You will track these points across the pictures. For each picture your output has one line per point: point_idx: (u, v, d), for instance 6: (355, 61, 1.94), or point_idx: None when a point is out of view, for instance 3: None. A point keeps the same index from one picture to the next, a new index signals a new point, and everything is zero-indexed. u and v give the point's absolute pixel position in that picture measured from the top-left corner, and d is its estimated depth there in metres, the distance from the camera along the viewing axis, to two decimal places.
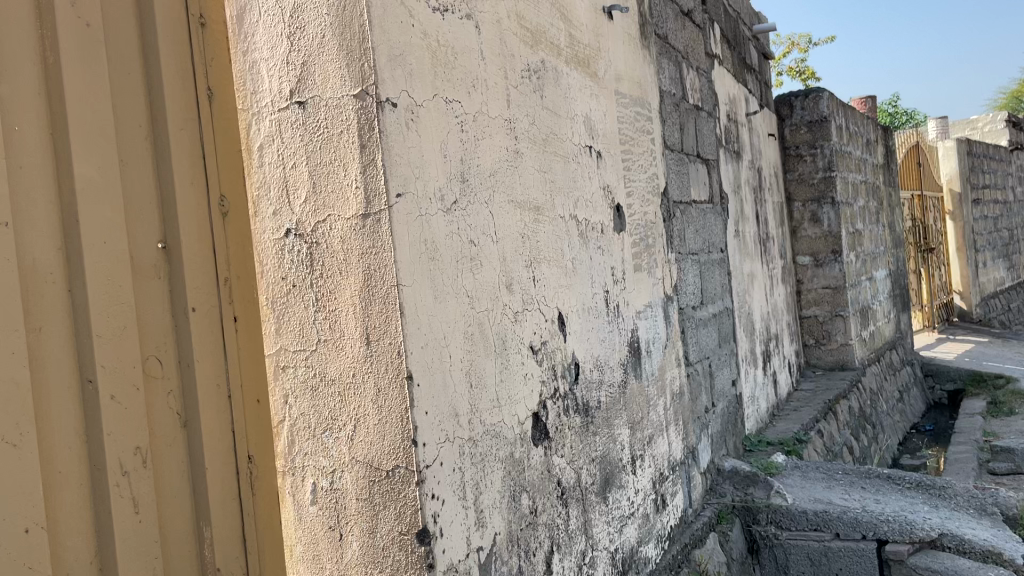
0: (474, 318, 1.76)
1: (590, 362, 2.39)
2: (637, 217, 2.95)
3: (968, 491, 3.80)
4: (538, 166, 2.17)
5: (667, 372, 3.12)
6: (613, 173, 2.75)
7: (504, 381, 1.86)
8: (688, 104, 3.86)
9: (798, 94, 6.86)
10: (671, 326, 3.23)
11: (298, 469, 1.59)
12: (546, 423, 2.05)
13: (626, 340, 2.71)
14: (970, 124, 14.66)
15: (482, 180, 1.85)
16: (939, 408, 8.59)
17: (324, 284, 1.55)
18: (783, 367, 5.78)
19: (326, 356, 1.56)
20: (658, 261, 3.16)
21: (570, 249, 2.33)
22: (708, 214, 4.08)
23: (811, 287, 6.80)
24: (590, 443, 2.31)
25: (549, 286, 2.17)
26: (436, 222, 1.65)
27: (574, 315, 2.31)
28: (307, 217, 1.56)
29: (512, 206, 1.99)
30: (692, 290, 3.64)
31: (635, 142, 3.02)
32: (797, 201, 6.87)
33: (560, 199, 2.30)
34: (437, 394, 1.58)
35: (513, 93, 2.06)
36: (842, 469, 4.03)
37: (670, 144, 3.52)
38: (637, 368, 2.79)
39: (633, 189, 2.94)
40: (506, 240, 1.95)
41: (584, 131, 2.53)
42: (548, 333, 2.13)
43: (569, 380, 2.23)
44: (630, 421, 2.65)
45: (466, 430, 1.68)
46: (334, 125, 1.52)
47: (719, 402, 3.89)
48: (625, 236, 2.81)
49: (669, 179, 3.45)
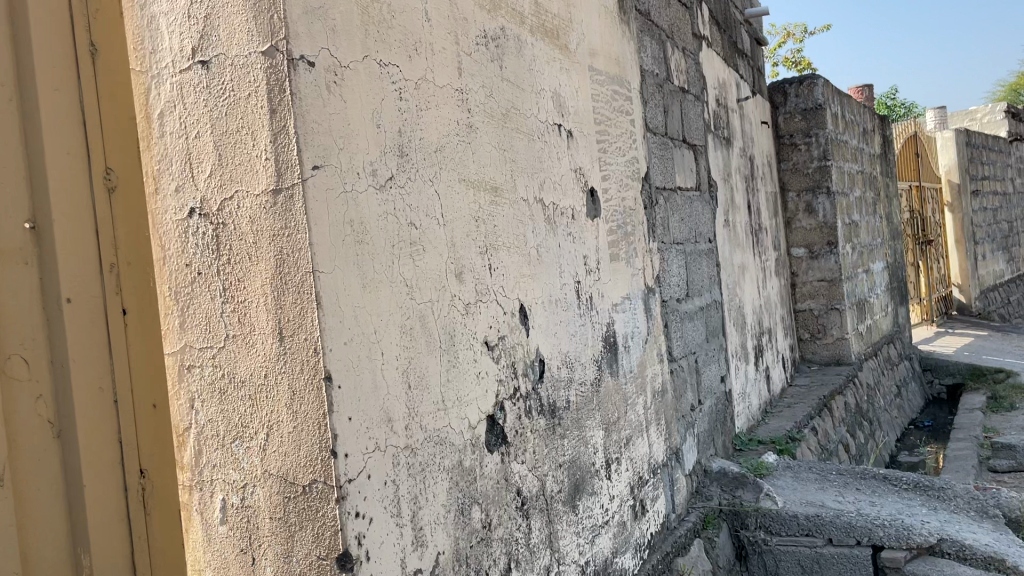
0: (415, 310, 1.56)
1: (558, 359, 2.19)
2: (613, 203, 2.76)
3: (969, 492, 3.60)
4: (497, 142, 1.96)
5: (647, 368, 2.93)
6: (587, 155, 2.55)
7: (452, 381, 1.66)
8: (673, 86, 3.66)
9: (792, 81, 6.66)
10: (653, 320, 3.03)
11: (206, 483, 1.40)
12: (504, 428, 1.85)
13: (601, 335, 2.52)
14: (969, 115, 14.46)
15: (425, 155, 1.64)
16: (938, 403, 8.41)
17: (231, 271, 1.35)
18: (776, 363, 5.59)
19: (236, 354, 1.36)
20: (638, 250, 2.96)
21: (535, 236, 2.13)
22: (695, 202, 3.88)
23: (806, 279, 6.60)
24: (557, 447, 2.12)
25: (509, 275, 1.96)
26: (367, 201, 1.45)
27: (539, 307, 2.11)
28: (213, 195, 1.36)
29: (464, 186, 1.79)
30: (677, 282, 3.44)
31: (612, 122, 2.82)
32: (792, 191, 6.67)
33: (524, 180, 2.09)
34: (364, 398, 1.38)
35: (466, 60, 1.85)
36: (837, 470, 3.83)
37: (652, 127, 3.32)
38: (613, 364, 2.59)
39: (610, 173, 2.74)
40: (456, 225, 1.75)
41: (553, 107, 2.33)
42: (508, 328, 1.93)
43: (533, 379, 2.03)
44: (604, 422, 2.46)
45: (403, 438, 1.48)
46: (241, 87, 1.32)
47: (706, 400, 3.70)
48: (600, 223, 2.61)
49: (652, 164, 3.26)
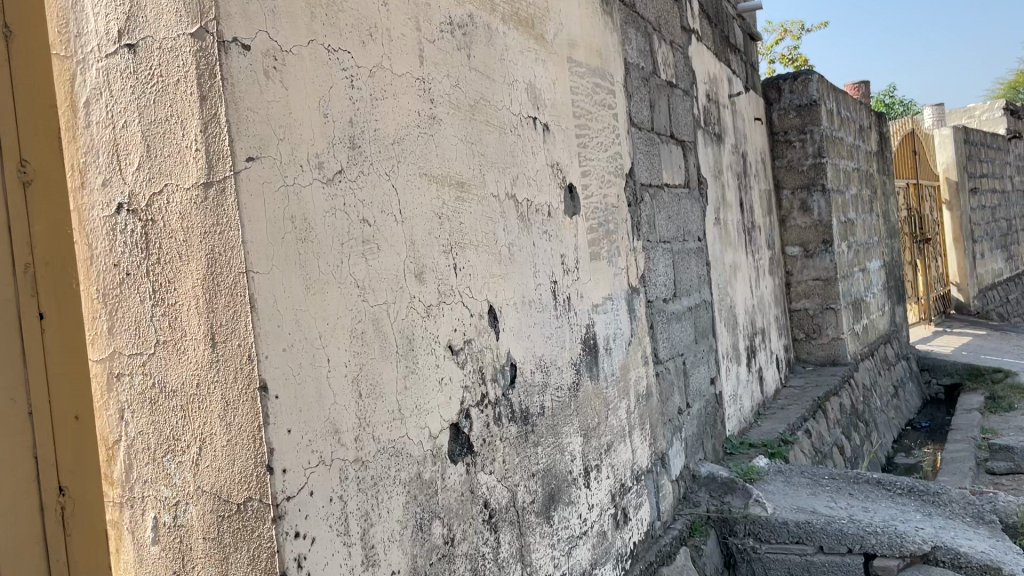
0: (368, 314, 1.46)
1: (531, 363, 2.09)
2: (594, 200, 2.66)
3: (965, 497, 3.50)
4: (463, 135, 1.87)
5: (630, 371, 2.83)
6: (565, 150, 2.46)
7: (411, 389, 1.56)
8: (660, 81, 3.57)
9: (786, 77, 6.57)
10: (637, 321, 2.94)
11: (136, 500, 1.30)
12: (470, 437, 1.75)
13: (580, 337, 2.42)
14: (967, 112, 14.36)
15: (381, 148, 1.54)
16: (935, 403, 8.31)
17: (161, 272, 1.25)
18: (769, 363, 5.49)
19: (166, 361, 1.26)
20: (621, 249, 2.86)
21: (506, 234, 2.03)
22: (684, 199, 3.79)
23: (800, 278, 6.51)
24: (530, 456, 2.02)
25: (476, 276, 1.86)
26: (313, 195, 1.35)
27: (511, 308, 2.01)
28: (141, 188, 1.26)
29: (425, 181, 1.69)
30: (664, 282, 3.34)
31: (593, 116, 2.72)
32: (786, 189, 6.57)
33: (494, 176, 2.00)
34: (307, 409, 1.28)
35: (429, 48, 1.75)
36: (829, 474, 3.74)
37: (637, 122, 3.22)
38: (593, 367, 2.50)
39: (590, 168, 2.64)
40: (416, 222, 1.64)
41: (527, 99, 2.23)
42: (475, 331, 1.83)
43: (503, 385, 1.92)
44: (582, 428, 2.36)
45: (353, 451, 1.38)
46: (169, 72, 1.22)
47: (694, 403, 3.60)
48: (579, 220, 2.51)
49: (636, 160, 3.16)
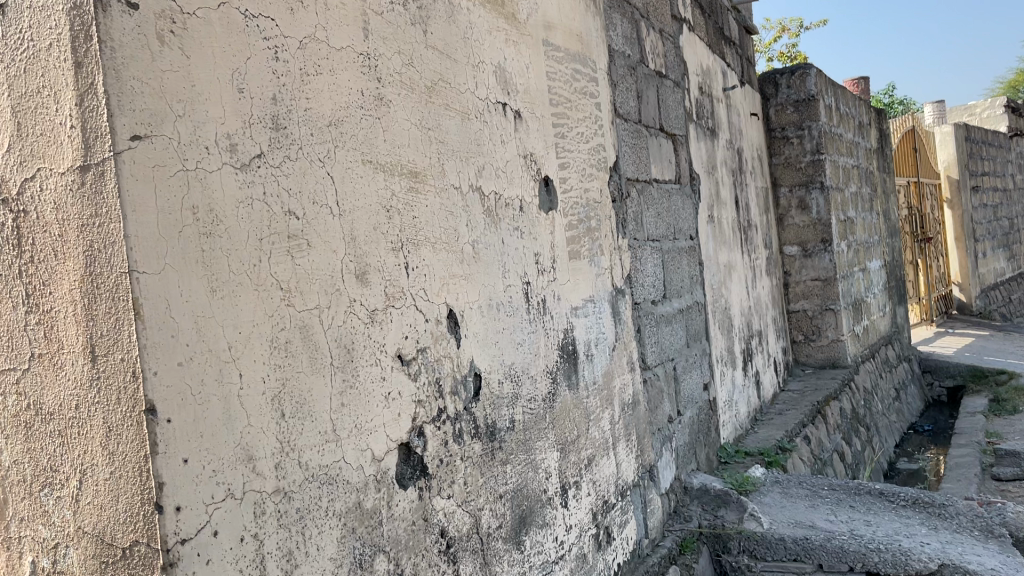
0: (294, 320, 1.26)
1: (499, 373, 1.90)
2: (574, 194, 2.47)
3: (973, 510, 3.29)
4: (417, 119, 1.67)
5: (615, 379, 2.63)
6: (541, 140, 2.26)
7: (349, 406, 1.36)
8: (648, 71, 3.38)
9: (784, 71, 6.38)
10: (622, 325, 2.75)
11: (15, 539, 1.13)
12: (424, 458, 1.56)
13: (556, 344, 2.23)
14: (967, 110, 14.18)
15: (313, 131, 1.35)
16: (938, 406, 8.11)
17: (36, 274, 1.08)
18: (767, 367, 5.30)
19: (42, 379, 1.08)
20: (604, 247, 2.67)
21: (470, 231, 1.84)
22: (674, 196, 3.60)
23: (799, 279, 6.32)
24: (497, 476, 1.82)
25: (432, 277, 1.67)
26: (221, 183, 1.15)
27: (474, 311, 1.81)
28: (12, 174, 1.10)
29: (369, 169, 1.49)
30: (652, 283, 3.15)
31: (573, 105, 2.52)
32: (784, 186, 6.38)
33: (455, 166, 1.80)
34: (210, 434, 1.08)
35: (376, 21, 1.56)
36: (828, 485, 3.56)
37: (623, 113, 3.03)
38: (572, 376, 2.30)
39: (569, 160, 2.45)
40: (358, 216, 1.45)
41: (496, 83, 2.03)
42: (431, 339, 1.63)
43: (464, 399, 1.72)
44: (559, 443, 2.16)
45: (272, 480, 1.18)
46: (41, 35, 1.05)
47: (686, 411, 3.41)
48: (557, 216, 2.32)
49: (622, 152, 2.97)
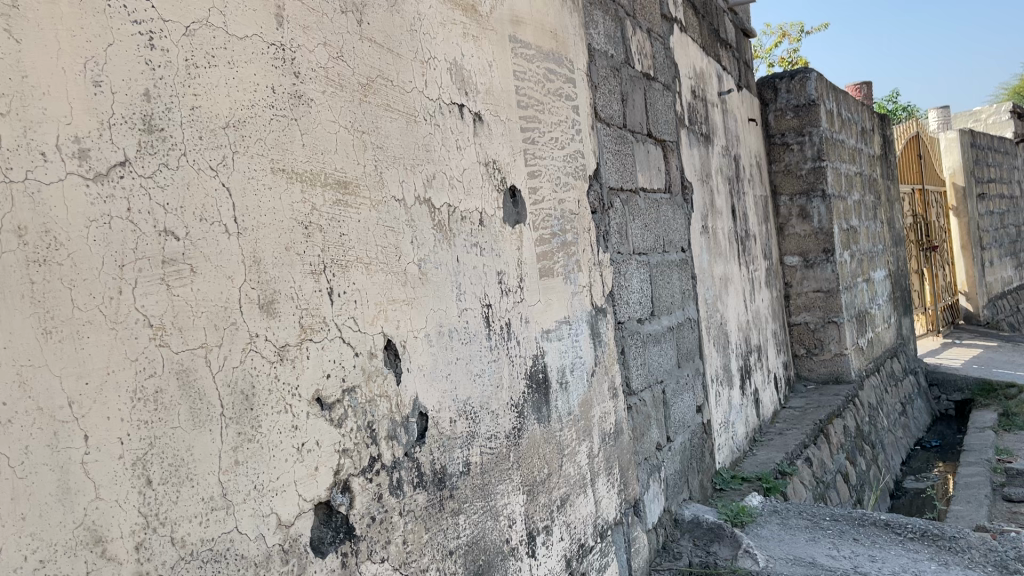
0: (168, 364, 1.04)
1: (452, 411, 1.66)
2: (546, 206, 2.24)
3: (985, 543, 3.03)
4: (348, 122, 1.44)
5: (593, 407, 2.40)
6: (505, 146, 2.03)
7: (247, 464, 1.14)
8: (634, 72, 3.15)
9: (783, 76, 6.16)
10: (602, 348, 2.52)
11: None
12: (349, 517, 1.33)
13: (524, 373, 2.00)
14: (972, 116, 13.99)
15: (201, 133, 1.13)
16: (945, 421, 7.86)
17: None
18: (766, 384, 5.06)
19: None
20: (582, 262, 2.44)
21: (416, 249, 1.60)
22: (664, 206, 3.38)
23: (800, 290, 6.09)
24: (447, 529, 1.59)
25: (366, 305, 1.43)
26: (63, 198, 0.94)
27: (420, 340, 1.58)
28: None
29: (282, 178, 1.27)
30: (638, 299, 2.93)
31: (545, 107, 2.30)
32: (784, 194, 6.15)
33: (398, 175, 1.57)
34: (36, 514, 0.87)
35: (292, 6, 1.33)
36: (831, 516, 3.32)
37: (605, 117, 2.81)
38: (542, 407, 2.07)
39: (540, 168, 2.22)
40: (264, 233, 1.22)
41: (451, 81, 1.81)
42: (363, 377, 1.40)
43: (404, 443, 1.49)
44: (526, 485, 1.93)
45: (129, 565, 0.97)
46: None
47: (677, 436, 3.18)
48: (525, 230, 2.09)
49: (603, 159, 2.74)
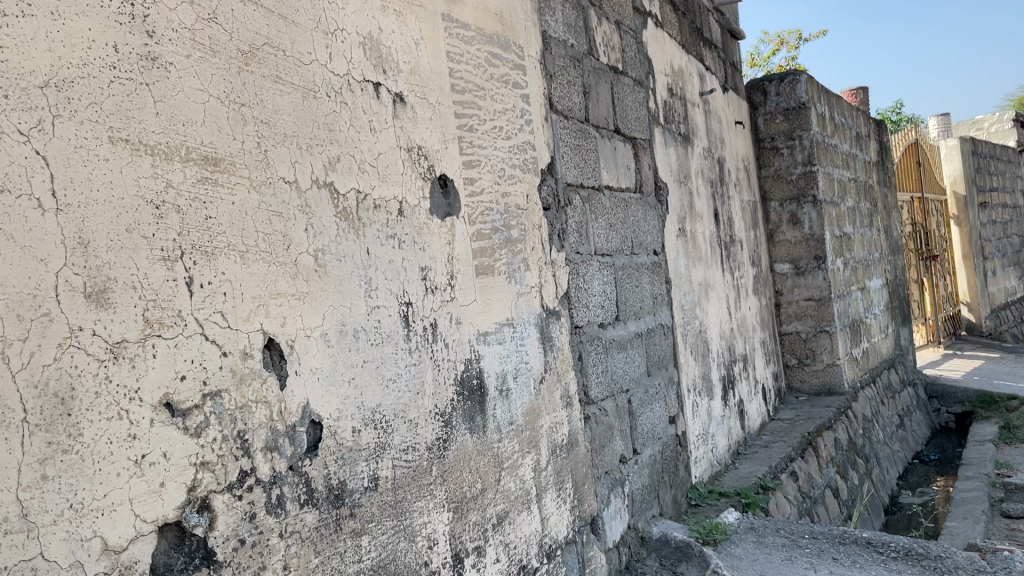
0: None
1: (356, 419, 1.49)
2: (485, 198, 2.07)
3: (973, 563, 2.83)
4: (221, 91, 1.28)
5: (541, 416, 2.23)
6: (435, 131, 1.87)
7: (61, 479, 0.98)
8: (599, 64, 3.00)
9: (772, 78, 6.01)
10: (554, 353, 2.35)
11: None
12: (208, 540, 1.16)
13: (454, 380, 1.83)
14: (974, 124, 13.84)
15: (7, 91, 0.97)
16: (945, 434, 7.65)
17: None
18: (752, 395, 4.88)
19: None
20: (530, 261, 2.28)
21: (312, 238, 1.43)
22: (632, 206, 3.22)
23: (791, 298, 5.90)
24: (345, 553, 1.42)
25: (240, 299, 1.26)
26: None
27: (315, 340, 1.41)
28: None
29: (125, 150, 1.10)
30: (599, 303, 2.76)
31: (486, 93, 2.14)
32: (774, 200, 5.98)
33: (289, 155, 1.40)
34: None
35: None
36: (810, 534, 3.13)
37: (563, 109, 2.65)
38: (476, 417, 1.90)
39: (479, 158, 2.06)
40: (96, 211, 1.05)
41: (365, 58, 1.65)
42: (232, 380, 1.23)
43: (288, 455, 1.32)
44: (452, 502, 1.76)
45: None
46: None
47: (645, 449, 3.00)
48: (459, 223, 1.93)
49: (560, 153, 2.58)
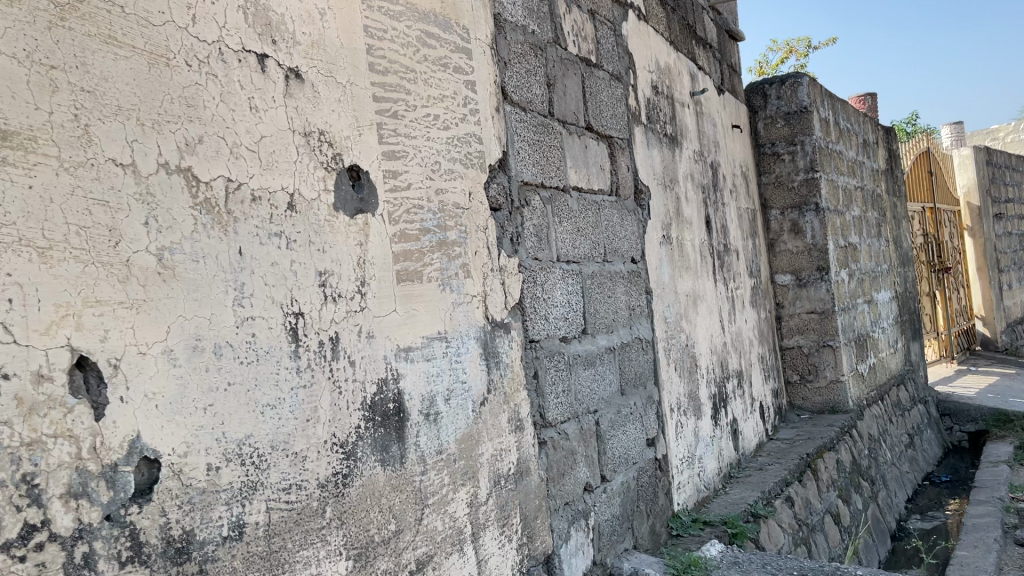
0: None
1: (213, 455, 1.23)
2: (414, 194, 1.81)
3: None
4: (18, 50, 1.03)
5: (482, 443, 1.96)
6: (345, 115, 1.61)
7: None
8: (567, 54, 2.74)
9: (773, 81, 5.74)
10: (500, 371, 2.08)
11: None
12: None
13: (363, 405, 1.56)
14: (991, 133, 13.53)
15: None
16: (958, 454, 7.31)
17: None
18: (748, 414, 4.58)
19: None
20: (473, 267, 2.02)
21: (154, 234, 1.18)
22: (606, 209, 2.95)
23: (793, 312, 5.61)
24: None
25: (35, 308, 1.02)
26: None
27: (155, 358, 1.16)
28: None
29: None
30: (562, 315, 2.49)
31: (418, 76, 1.88)
32: (775, 208, 5.70)
33: (123, 132, 1.15)
34: None
35: None
36: (800, 569, 2.83)
37: (520, 99, 2.39)
38: (391, 446, 1.63)
39: (406, 147, 1.79)
40: None
41: (247, 25, 1.39)
42: (16, 411, 0.99)
43: (104, 503, 1.07)
44: (353, 549, 1.49)
45: None
46: None
47: (616, 475, 2.72)
48: (376, 222, 1.66)
49: (515, 147, 2.32)
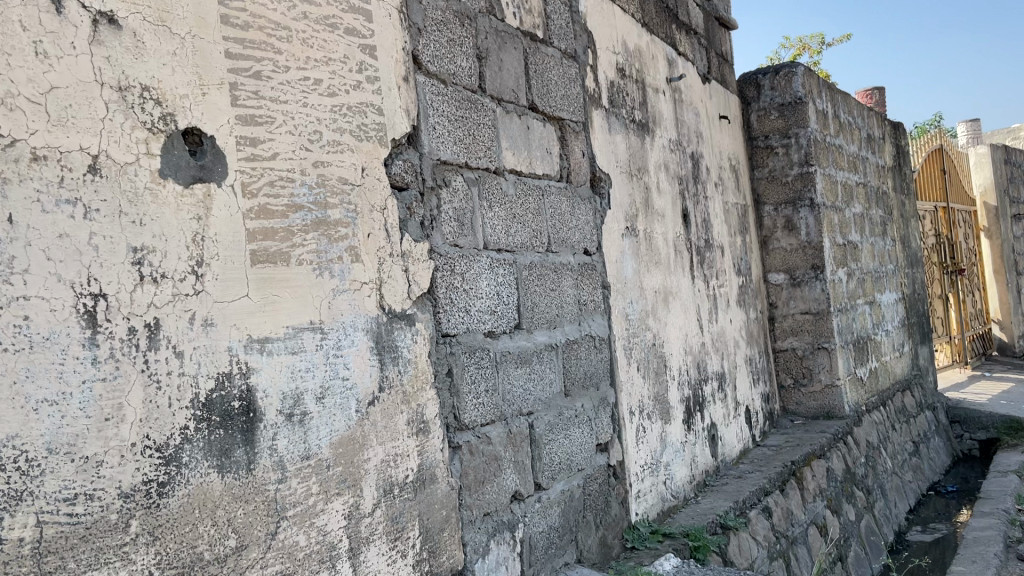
0: None
1: None
2: (281, 165, 1.60)
3: None
4: None
5: (369, 448, 1.75)
6: (182, 69, 1.41)
7: None
8: (504, 27, 2.53)
9: (766, 71, 5.45)
10: (399, 368, 1.87)
11: None
12: None
13: (193, 404, 1.36)
14: (1012, 133, 13.13)
15: None
16: (967, 463, 7.00)
17: None
18: (730, 418, 4.34)
19: None
20: (365, 250, 1.81)
21: None
22: (552, 195, 2.73)
23: (786, 312, 5.35)
24: None
25: None
26: None
27: None
28: None
29: None
30: (487, 308, 2.27)
31: (293, 34, 1.67)
32: (769, 204, 5.44)
33: None
34: None
35: None
36: None
37: (439, 70, 2.17)
38: (234, 450, 1.42)
39: (272, 112, 1.59)
40: None
41: None
42: None
43: None
44: (168, 569, 1.30)
45: None
46: None
47: (555, 483, 2.50)
48: (222, 195, 1.46)
49: (430, 122, 2.10)
